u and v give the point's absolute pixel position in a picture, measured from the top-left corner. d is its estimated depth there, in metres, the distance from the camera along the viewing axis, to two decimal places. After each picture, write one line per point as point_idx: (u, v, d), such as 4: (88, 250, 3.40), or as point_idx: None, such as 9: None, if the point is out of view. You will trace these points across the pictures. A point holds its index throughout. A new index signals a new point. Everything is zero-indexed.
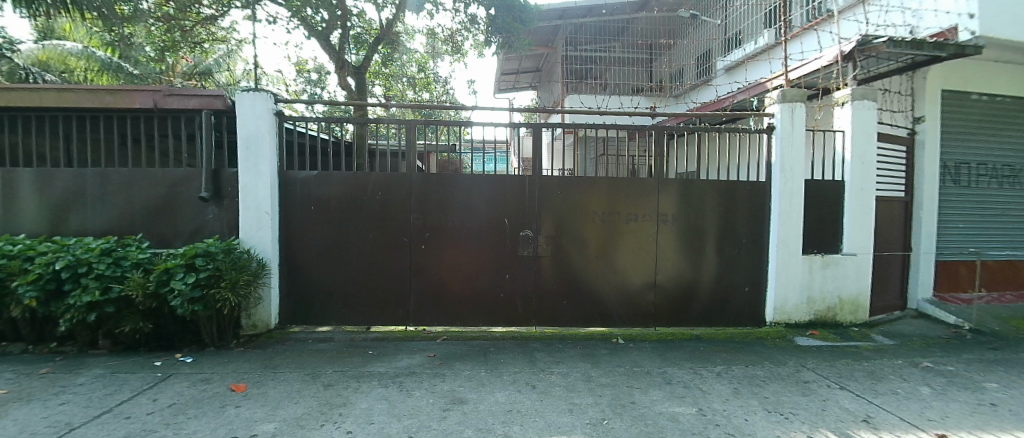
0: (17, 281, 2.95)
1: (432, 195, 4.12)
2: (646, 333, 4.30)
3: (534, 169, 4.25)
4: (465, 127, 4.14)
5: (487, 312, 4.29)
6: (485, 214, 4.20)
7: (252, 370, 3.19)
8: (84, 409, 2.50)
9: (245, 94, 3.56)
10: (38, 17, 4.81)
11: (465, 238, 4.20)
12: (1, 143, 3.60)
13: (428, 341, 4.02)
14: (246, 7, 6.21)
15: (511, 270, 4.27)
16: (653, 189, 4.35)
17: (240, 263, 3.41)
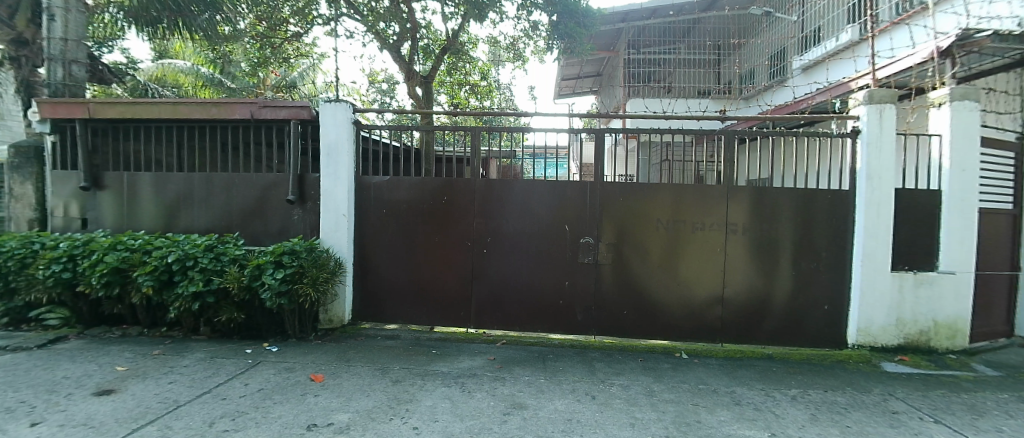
0: (138, 271, 3.36)
1: (493, 200, 4.18)
2: (711, 350, 4.04)
3: (596, 175, 4.16)
4: (525, 133, 4.14)
5: (545, 319, 4.27)
6: (545, 220, 4.19)
7: (327, 362, 3.39)
8: (189, 389, 2.79)
9: (327, 105, 3.83)
10: (157, 39, 5.57)
11: (525, 244, 4.21)
12: (127, 151, 4.13)
13: (488, 344, 4.06)
14: (327, 23, 6.68)
15: (570, 277, 4.22)
16: (723, 196, 4.11)
17: (319, 262, 3.66)
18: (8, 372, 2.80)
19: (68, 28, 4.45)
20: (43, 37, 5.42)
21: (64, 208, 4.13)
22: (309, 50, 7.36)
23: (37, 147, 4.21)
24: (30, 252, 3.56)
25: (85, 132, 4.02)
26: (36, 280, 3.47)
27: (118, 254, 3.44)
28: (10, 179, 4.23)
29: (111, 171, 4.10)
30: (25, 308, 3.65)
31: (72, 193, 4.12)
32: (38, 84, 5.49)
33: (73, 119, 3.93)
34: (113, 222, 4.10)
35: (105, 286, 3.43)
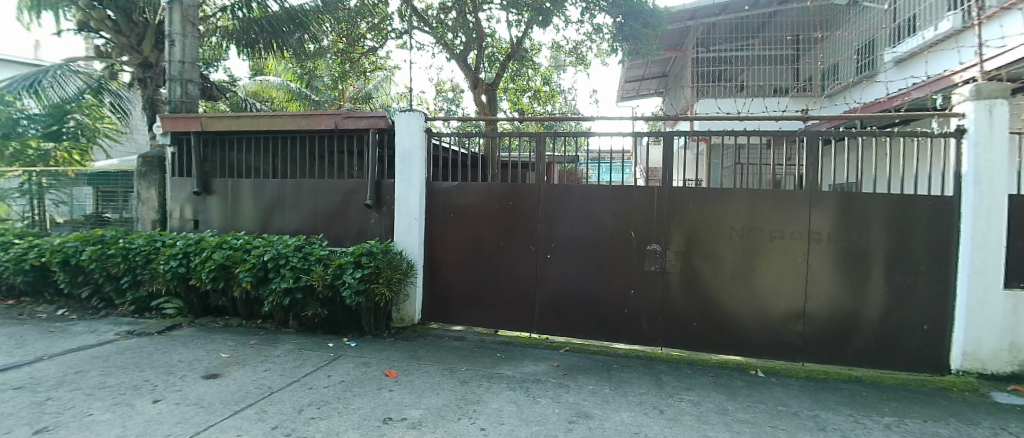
0: (239, 267, 3.73)
1: (556, 205, 4.17)
2: (790, 369, 3.72)
3: (665, 180, 4.01)
4: (585, 137, 4.07)
5: (609, 327, 4.16)
6: (610, 226, 4.10)
7: (400, 359, 3.55)
8: (281, 377, 3.03)
9: (402, 114, 4.03)
10: (256, 59, 6.21)
11: (589, 250, 4.15)
12: (231, 160, 4.61)
13: (551, 350, 4.03)
14: (399, 37, 7.05)
15: (636, 286, 4.09)
16: (805, 203, 3.79)
17: (393, 263, 3.85)
18: (136, 354, 3.20)
19: (184, 52, 5.04)
20: (164, 60, 6.20)
21: (180, 211, 4.68)
22: (383, 63, 7.79)
23: (161, 157, 4.82)
24: (153, 249, 4.07)
25: (198, 144, 4.55)
26: (158, 273, 3.96)
27: (223, 252, 3.84)
28: (139, 185, 4.87)
29: (219, 178, 4.59)
30: (148, 298, 4.17)
31: (186, 197, 4.66)
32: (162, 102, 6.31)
33: (189, 132, 4.46)
34: (218, 224, 4.58)
35: (212, 280, 3.84)
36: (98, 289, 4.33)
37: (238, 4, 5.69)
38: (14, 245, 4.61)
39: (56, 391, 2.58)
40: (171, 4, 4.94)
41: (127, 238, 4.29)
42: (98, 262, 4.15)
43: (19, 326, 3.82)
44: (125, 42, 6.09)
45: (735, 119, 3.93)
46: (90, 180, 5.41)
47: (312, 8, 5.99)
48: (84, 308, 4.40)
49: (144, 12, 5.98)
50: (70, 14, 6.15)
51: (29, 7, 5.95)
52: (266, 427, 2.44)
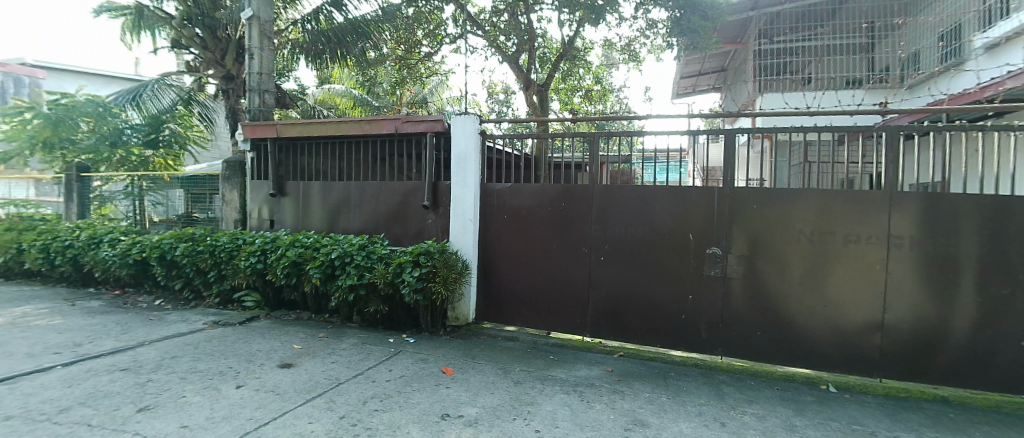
0: (309, 265, 3.98)
1: (612, 207, 4.09)
2: (866, 385, 3.37)
3: (726, 180, 3.79)
4: (638, 136, 3.96)
5: (666, 333, 4.00)
6: (666, 228, 3.95)
7: (455, 357, 3.63)
8: (346, 369, 3.19)
9: (458, 118, 4.13)
10: (322, 69, 6.61)
11: (644, 252, 4.02)
12: (303, 164, 4.93)
13: (604, 354, 3.95)
14: (453, 42, 7.22)
15: (694, 291, 3.90)
16: (882, 204, 3.37)
17: (449, 262, 3.95)
18: (221, 342, 3.50)
19: (262, 64, 5.43)
20: (244, 72, 6.73)
21: (258, 211, 5.07)
22: (437, 68, 8.01)
23: (242, 162, 5.25)
24: (235, 246, 4.43)
25: (274, 150, 4.91)
26: (239, 269, 4.31)
27: (296, 250, 4.11)
28: (224, 188, 5.32)
29: (291, 181, 4.92)
30: (231, 290, 4.55)
31: (263, 199, 5.04)
32: (241, 110, 6.87)
33: (266, 138, 4.84)
34: (291, 223, 4.91)
35: (285, 276, 4.13)
36: (189, 282, 4.77)
37: (307, 17, 6.11)
38: (121, 241, 5.18)
39: (155, 373, 2.86)
40: (251, 20, 5.36)
41: (213, 235, 4.70)
42: (189, 258, 4.58)
43: (126, 314, 4.29)
44: (211, 56, 6.69)
45: (802, 113, 3.59)
46: (180, 183, 5.93)
47: (373, 17, 6.29)
48: (177, 299, 4.88)
49: (227, 28, 6.55)
50: (164, 34, 6.92)
51: (131, 29, 6.79)
52: (334, 416, 2.57)
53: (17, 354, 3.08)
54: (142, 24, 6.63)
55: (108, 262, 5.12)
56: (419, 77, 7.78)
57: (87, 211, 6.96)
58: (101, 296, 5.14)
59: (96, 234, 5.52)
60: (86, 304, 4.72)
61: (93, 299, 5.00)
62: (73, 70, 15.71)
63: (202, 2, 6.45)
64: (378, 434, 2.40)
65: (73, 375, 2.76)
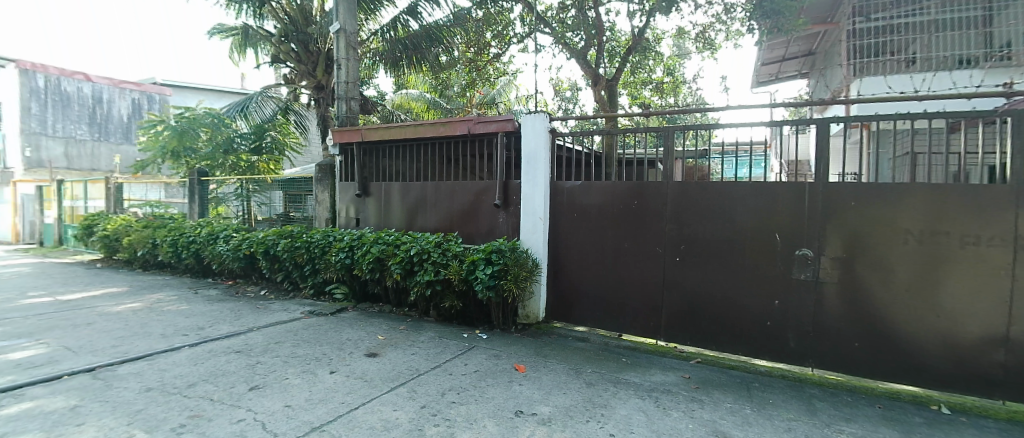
0: (391, 261, 4.23)
1: (688, 205, 3.87)
2: (987, 409, 2.84)
3: (817, 174, 3.41)
4: (713, 130, 3.75)
5: (746, 339, 3.70)
6: (749, 227, 3.64)
7: (527, 355, 3.66)
8: (425, 361, 3.34)
9: (528, 117, 4.17)
10: (402, 76, 7.03)
11: (724, 253, 3.74)
12: (384, 166, 5.24)
13: (680, 359, 3.77)
14: (521, 41, 7.26)
15: (781, 296, 3.55)
16: (1015, 198, 2.81)
17: (520, 261, 3.99)
18: (316, 331, 3.82)
19: (348, 74, 5.84)
20: (332, 82, 7.30)
21: (346, 210, 5.48)
22: (505, 68, 8.02)
23: (332, 165, 5.73)
24: (326, 243, 4.83)
25: (358, 153, 5.29)
26: (330, 263, 4.70)
27: (379, 247, 4.39)
28: (317, 189, 5.82)
29: (374, 182, 5.26)
30: (323, 283, 4.96)
31: (350, 199, 5.45)
32: (330, 118, 7.40)
33: (353, 143, 5.24)
34: (374, 222, 5.25)
35: (370, 270, 4.43)
36: (288, 274, 5.27)
37: (386, 27, 6.59)
38: (234, 237, 5.85)
39: (263, 356, 3.19)
40: (339, 33, 5.78)
41: (308, 232, 5.14)
42: (288, 253, 5.07)
43: (238, 302, 4.85)
44: (304, 69, 7.30)
45: (910, 98, 3.11)
46: (280, 185, 6.59)
47: (444, 23, 6.66)
48: (278, 290, 5.42)
49: (317, 42, 7.10)
50: (264, 50, 7.68)
51: (239, 47, 7.64)
52: (415, 406, 2.70)
53: (155, 334, 3.59)
54: (248, 42, 7.43)
55: (223, 255, 5.81)
56: (489, 79, 7.88)
57: (206, 211, 7.86)
58: (218, 286, 5.87)
59: (212, 231, 6.29)
60: (206, 292, 5.41)
61: (211, 288, 5.71)
62: (193, 87, 17.96)
63: (296, 19, 7.08)
64: (456, 426, 2.49)
65: (197, 355, 3.15)
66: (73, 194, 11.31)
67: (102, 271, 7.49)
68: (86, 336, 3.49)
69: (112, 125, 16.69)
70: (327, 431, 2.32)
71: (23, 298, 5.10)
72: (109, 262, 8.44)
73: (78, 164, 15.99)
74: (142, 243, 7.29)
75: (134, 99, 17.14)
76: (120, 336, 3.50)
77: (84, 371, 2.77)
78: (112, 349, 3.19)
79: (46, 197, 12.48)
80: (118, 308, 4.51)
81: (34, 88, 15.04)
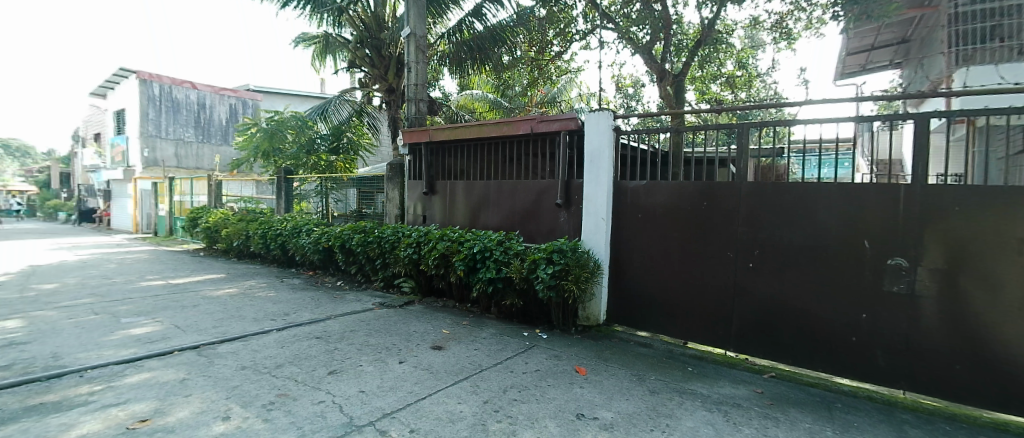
0: (455, 257, 4.36)
1: (763, 207, 3.58)
2: None
3: (913, 175, 2.98)
4: (787, 126, 3.47)
5: (826, 355, 3.33)
6: (834, 232, 3.28)
7: (588, 358, 3.60)
8: (488, 357, 3.39)
9: (592, 115, 4.11)
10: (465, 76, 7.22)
11: (803, 260, 3.41)
12: (449, 165, 5.42)
13: (752, 372, 3.50)
14: (583, 38, 7.17)
15: (869, 309, 3.14)
16: None
17: (581, 261, 3.93)
18: (386, 322, 4.01)
19: (417, 76, 6.08)
20: (402, 84, 7.65)
21: (413, 207, 5.72)
22: (567, 66, 7.94)
23: (401, 164, 6.02)
24: (395, 238, 5.06)
25: (426, 153, 5.51)
26: (399, 258, 4.92)
27: (444, 243, 4.54)
28: (387, 187, 6.14)
29: (440, 181, 5.45)
30: (392, 276, 5.20)
31: (417, 197, 5.68)
32: (399, 119, 7.84)
33: (421, 144, 5.49)
34: (439, 219, 5.43)
35: (435, 266, 4.59)
36: (361, 267, 5.59)
37: (452, 30, 6.82)
38: (314, 231, 6.31)
39: (340, 343, 3.40)
40: (409, 37, 6.03)
41: (379, 228, 5.42)
42: (361, 247, 5.38)
43: (317, 291, 5.23)
44: (377, 73, 7.68)
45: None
46: (353, 183, 7.02)
47: (508, 23, 6.79)
48: (352, 281, 5.78)
49: (390, 47, 7.49)
50: (341, 57, 8.34)
51: (320, 54, 8.29)
52: (478, 400, 2.74)
53: (247, 318, 3.95)
54: (329, 49, 8.00)
55: (305, 247, 6.29)
56: (552, 77, 7.81)
57: (291, 206, 8.54)
58: (300, 275, 6.36)
59: (296, 225, 6.85)
60: (290, 281, 5.90)
61: (295, 277, 6.21)
62: (276, 93, 19.63)
63: (370, 25, 7.43)
64: (518, 423, 2.50)
65: (283, 338, 3.42)
66: (181, 190, 12.79)
67: (204, 259, 8.42)
68: (192, 316, 3.91)
69: (212, 127, 18.63)
70: (397, 418, 2.42)
71: (144, 280, 5.83)
72: (210, 251, 9.45)
73: (186, 163, 18.04)
74: (237, 235, 8.07)
75: (230, 104, 18.99)
76: (220, 318, 3.89)
77: (191, 348, 3.10)
78: (214, 329, 3.55)
79: (160, 192, 14.19)
80: (218, 292, 5.03)
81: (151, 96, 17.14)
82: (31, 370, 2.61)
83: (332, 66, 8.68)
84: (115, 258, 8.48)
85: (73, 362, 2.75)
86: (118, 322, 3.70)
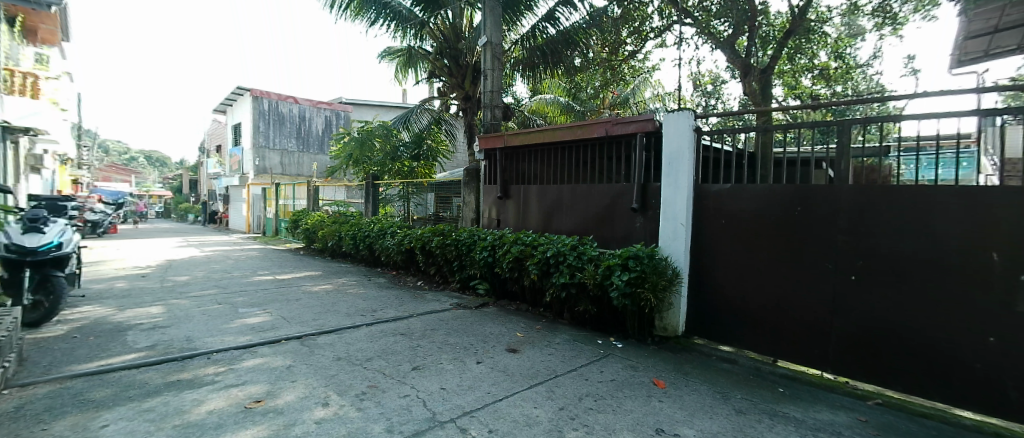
0: (529, 261, 4.41)
1: (864, 211, 3.16)
2: None
3: None
4: (895, 121, 3.02)
5: (945, 385, 2.82)
6: (953, 241, 2.79)
7: (666, 370, 3.42)
8: (562, 363, 3.36)
9: (671, 115, 3.96)
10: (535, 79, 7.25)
11: (912, 273, 2.94)
12: (522, 170, 5.53)
13: (853, 398, 3.05)
14: (659, 36, 6.93)
15: (999, 333, 2.62)
16: None
17: (659, 269, 3.78)
18: (463, 322, 4.14)
19: (492, 83, 6.24)
20: (478, 92, 7.98)
21: (489, 210, 5.91)
22: (642, 66, 7.66)
23: (477, 169, 6.26)
24: (472, 241, 5.24)
25: (500, 158, 5.69)
26: (475, 261, 5.08)
27: (518, 247, 4.61)
28: (464, 192, 6.40)
29: (514, 185, 5.59)
30: (468, 278, 5.38)
31: (493, 201, 5.87)
32: (476, 125, 8.18)
33: (496, 149, 5.68)
34: (513, 223, 5.55)
35: (510, 269, 4.67)
36: (438, 268, 5.85)
37: (527, 37, 6.97)
38: (398, 233, 6.72)
39: (422, 341, 3.56)
40: (486, 46, 6.21)
41: (456, 231, 5.66)
42: (440, 249, 5.63)
43: (400, 289, 5.55)
44: (454, 82, 8.07)
45: None
46: (431, 188, 7.38)
47: (581, 25, 6.73)
48: (430, 282, 6.06)
49: (467, 56, 7.80)
50: (423, 67, 8.88)
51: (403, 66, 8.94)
52: (554, 406, 2.71)
53: (341, 312, 4.28)
54: (412, 60, 8.53)
55: (389, 248, 6.73)
56: (625, 78, 7.57)
57: (377, 209, 9.18)
58: (384, 274, 6.80)
59: (380, 227, 7.36)
60: (376, 280, 6.33)
61: (380, 276, 6.65)
62: (361, 104, 21.24)
63: (448, 36, 7.75)
64: (595, 434, 2.43)
65: (371, 333, 3.66)
66: (283, 195, 14.33)
67: (302, 257, 9.33)
68: (295, 309, 4.33)
69: (312, 138, 20.69)
70: (476, 418, 2.47)
71: (255, 275, 6.59)
72: (307, 250, 10.45)
73: (286, 170, 20.11)
74: (331, 236, 8.85)
75: (326, 116, 21.00)
76: (318, 311, 4.27)
77: (295, 337, 3.43)
78: (313, 321, 3.90)
79: (267, 197, 15.98)
80: (316, 288, 5.52)
81: (262, 111, 19.14)
82: (171, 350, 3.04)
83: (414, 77, 9.25)
84: (232, 255, 9.70)
85: (202, 345, 3.16)
86: (237, 311, 4.20)
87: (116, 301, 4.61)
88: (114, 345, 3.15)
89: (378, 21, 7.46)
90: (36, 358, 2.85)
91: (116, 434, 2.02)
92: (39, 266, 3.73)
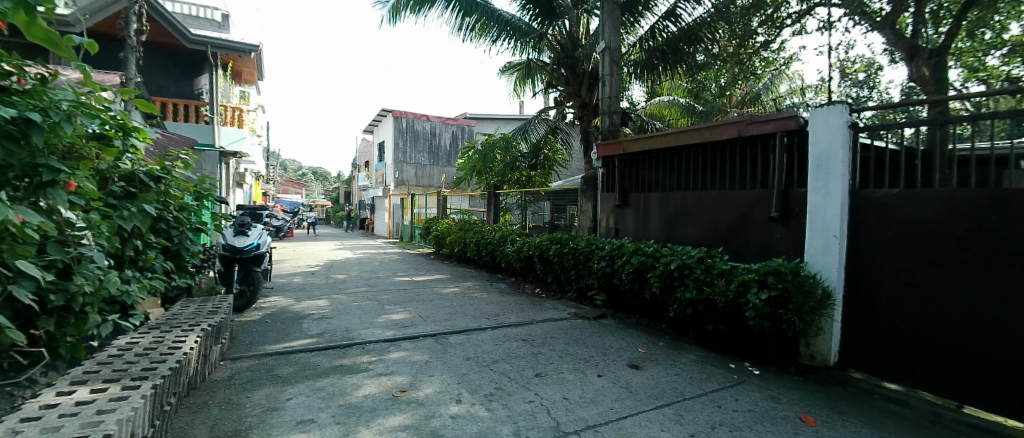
0: (651, 273, 4.23)
1: None
2: None
3: None
4: None
5: None
6: None
7: (816, 406, 2.97)
8: (690, 386, 3.13)
9: (819, 110, 3.50)
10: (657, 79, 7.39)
11: None
12: (642, 176, 5.35)
13: None
14: (799, 23, 6.17)
15: None
16: None
17: (806, 287, 3.33)
18: (582, 333, 4.13)
19: (611, 88, 6.15)
20: (594, 98, 7.91)
21: (607, 219, 5.83)
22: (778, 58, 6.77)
23: (594, 176, 6.24)
24: (589, 250, 5.22)
25: (619, 165, 5.60)
26: (593, 270, 5.05)
27: (639, 257, 4.46)
28: (582, 200, 6.41)
29: (633, 193, 5.44)
30: (585, 288, 5.36)
31: (610, 209, 5.79)
32: (592, 132, 8.15)
33: (615, 156, 5.61)
34: (632, 232, 5.40)
35: (629, 281, 4.53)
36: (554, 276, 5.94)
37: (646, 37, 7.05)
38: (517, 241, 7.00)
39: (543, 348, 3.63)
40: (604, 52, 6.13)
41: (573, 239, 5.68)
42: (557, 257, 5.70)
43: (520, 295, 5.76)
44: (571, 90, 8.06)
45: None
46: (546, 196, 7.53)
47: (706, 19, 6.56)
48: (547, 289, 6.19)
49: (584, 63, 7.81)
50: (539, 78, 9.12)
51: (522, 78, 9.32)
52: (684, 431, 2.50)
53: (469, 314, 4.59)
54: (530, 73, 8.87)
55: (509, 255, 7.04)
56: (758, 75, 6.84)
57: (497, 217, 9.67)
58: (504, 280, 7.12)
59: (500, 234, 7.76)
60: (497, 285, 6.65)
61: (500, 282, 6.99)
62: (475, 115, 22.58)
63: (565, 45, 7.79)
64: None
65: (496, 337, 3.85)
66: (415, 203, 15.98)
67: (430, 260, 10.26)
68: (429, 309, 4.76)
69: (440, 152, 22.76)
70: (600, 432, 2.40)
71: (394, 275, 7.42)
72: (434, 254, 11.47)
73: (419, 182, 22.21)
74: (456, 242, 9.56)
75: (452, 132, 22.89)
76: (449, 312, 4.64)
77: (431, 335, 3.76)
78: (445, 322, 4.23)
79: (403, 206, 17.94)
80: (445, 290, 6.01)
81: (399, 130, 21.47)
82: (335, 338, 3.57)
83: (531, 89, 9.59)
84: (375, 257, 11.10)
85: (358, 336, 3.65)
86: (383, 308, 4.77)
87: (294, 294, 5.58)
88: (294, 330, 3.81)
89: (499, 40, 7.89)
90: (243, 337, 3.58)
91: (298, 407, 2.42)
92: (245, 261, 4.67)
